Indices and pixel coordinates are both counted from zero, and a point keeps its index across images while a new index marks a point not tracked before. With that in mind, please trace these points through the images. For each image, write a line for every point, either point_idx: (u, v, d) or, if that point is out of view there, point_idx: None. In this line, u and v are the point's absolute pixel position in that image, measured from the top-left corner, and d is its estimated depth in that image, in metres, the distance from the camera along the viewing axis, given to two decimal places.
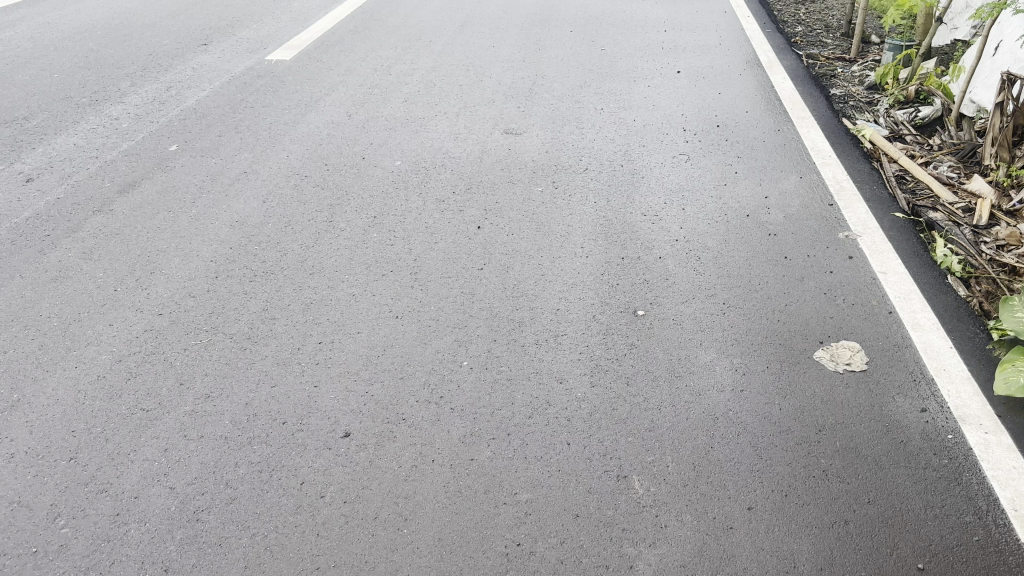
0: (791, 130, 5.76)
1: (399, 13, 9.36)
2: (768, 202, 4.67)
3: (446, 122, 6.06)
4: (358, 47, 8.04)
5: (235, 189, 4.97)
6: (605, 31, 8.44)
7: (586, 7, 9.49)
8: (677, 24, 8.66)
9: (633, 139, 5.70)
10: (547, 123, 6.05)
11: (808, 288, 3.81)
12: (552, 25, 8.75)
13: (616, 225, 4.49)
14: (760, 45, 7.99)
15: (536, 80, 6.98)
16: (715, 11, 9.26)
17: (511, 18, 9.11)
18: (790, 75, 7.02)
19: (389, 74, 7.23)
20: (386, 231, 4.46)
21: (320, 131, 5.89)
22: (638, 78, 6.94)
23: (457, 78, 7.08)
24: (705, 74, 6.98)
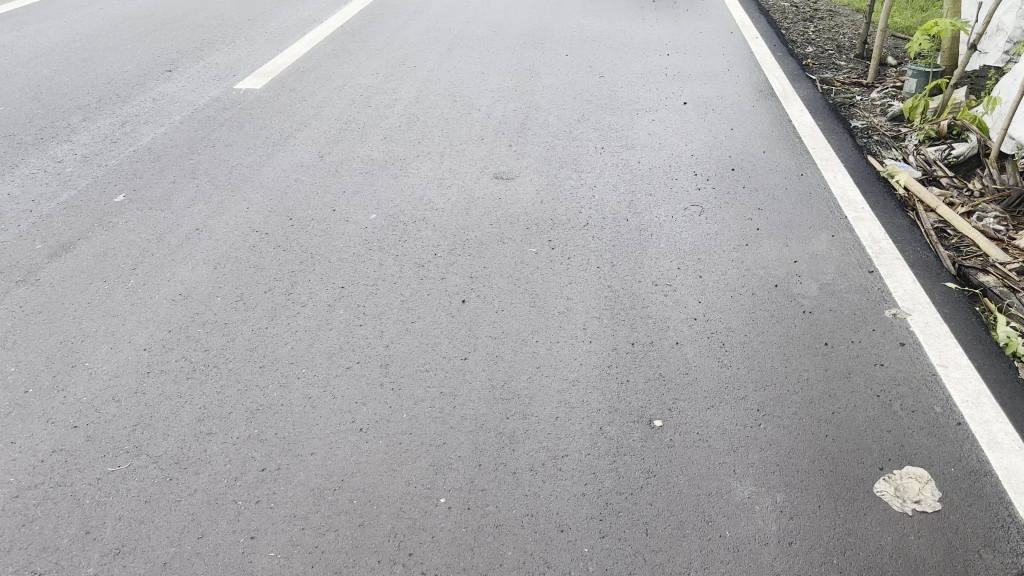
0: (816, 174, 5.14)
1: (382, 34, 8.73)
2: (797, 269, 4.04)
3: (429, 166, 5.44)
4: (336, 74, 7.42)
5: (183, 250, 4.32)
6: (603, 55, 7.83)
7: (582, 27, 8.88)
8: (681, 46, 8.04)
9: (638, 186, 5.07)
10: (541, 166, 5.43)
11: (856, 389, 3.18)
12: (546, 47, 8.14)
13: (623, 297, 3.85)
14: (772, 70, 7.37)
15: (529, 114, 6.37)
16: (720, 31, 8.64)
17: (502, 39, 8.49)
18: (808, 107, 6.40)
19: (368, 105, 6.61)
20: (354, 305, 3.83)
21: (288, 175, 5.27)
22: (641, 111, 6.33)
23: (442, 111, 6.47)
24: (714, 106, 6.37)
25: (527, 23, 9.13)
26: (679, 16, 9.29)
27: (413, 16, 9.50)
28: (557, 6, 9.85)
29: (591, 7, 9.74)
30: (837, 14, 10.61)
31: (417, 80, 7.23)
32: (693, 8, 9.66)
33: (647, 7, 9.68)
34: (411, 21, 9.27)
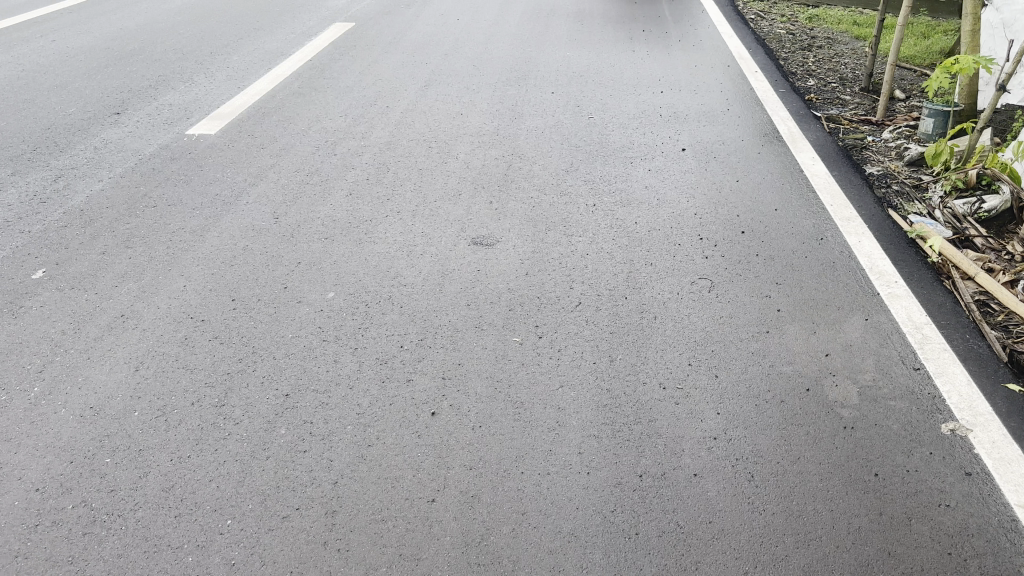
0: (838, 237, 4.53)
1: (353, 70, 8.12)
2: (829, 366, 3.42)
3: (398, 228, 4.81)
4: (300, 116, 6.79)
5: (102, 346, 3.66)
6: (591, 94, 7.24)
7: (568, 61, 8.30)
8: (675, 83, 7.46)
9: (637, 253, 4.44)
10: (525, 228, 4.80)
11: (921, 545, 2.56)
12: (530, 85, 7.55)
13: (625, 404, 3.21)
14: (776, 110, 6.78)
15: (511, 164, 5.76)
16: (716, 65, 8.06)
17: (482, 75, 7.91)
18: (820, 153, 5.80)
19: (332, 153, 5.98)
20: (300, 420, 3.16)
21: (236, 242, 4.62)
22: (635, 161, 5.74)
23: (415, 160, 5.85)
24: (717, 154, 5.77)
25: (508, 56, 8.55)
26: (670, 48, 8.72)
27: (387, 49, 8.91)
28: (540, 38, 9.28)
29: (577, 38, 9.17)
30: (836, 45, 10.10)
31: (389, 124, 6.61)
32: (684, 39, 9.10)
33: (636, 39, 9.13)
34: (385, 55, 8.68)
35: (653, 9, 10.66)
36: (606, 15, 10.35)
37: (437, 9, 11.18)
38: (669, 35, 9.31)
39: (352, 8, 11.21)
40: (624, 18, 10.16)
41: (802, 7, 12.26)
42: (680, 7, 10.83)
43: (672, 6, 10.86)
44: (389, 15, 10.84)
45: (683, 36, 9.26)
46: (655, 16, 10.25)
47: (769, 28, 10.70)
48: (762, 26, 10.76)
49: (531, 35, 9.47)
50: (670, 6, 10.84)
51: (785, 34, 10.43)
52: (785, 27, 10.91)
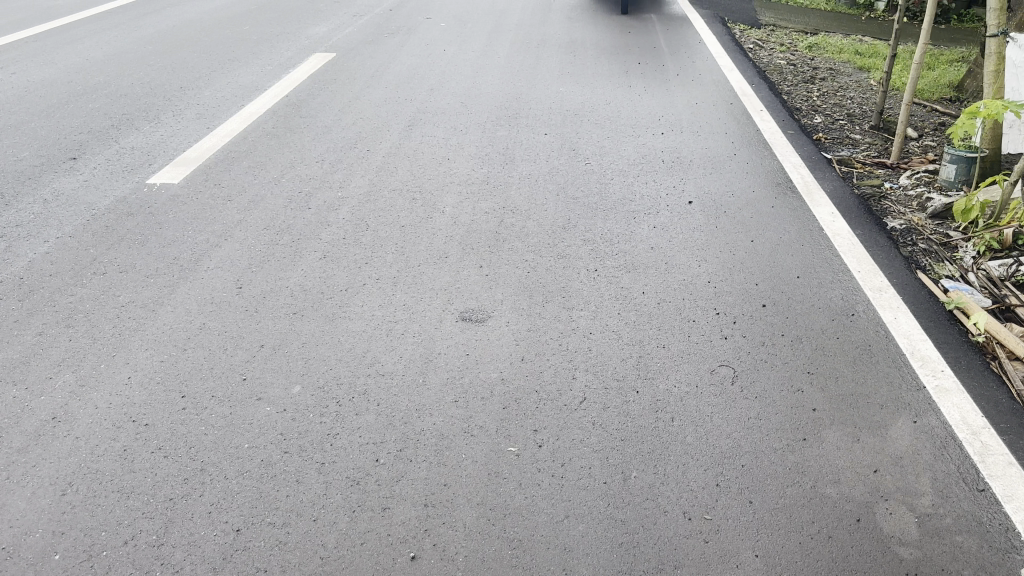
0: (871, 312, 4.04)
1: (331, 107, 7.63)
2: (879, 488, 2.93)
3: (376, 297, 4.29)
4: (273, 161, 6.28)
5: (26, 464, 3.14)
6: (586, 138, 6.77)
7: (560, 98, 7.84)
8: (675, 124, 7.00)
9: (646, 331, 3.93)
10: (519, 298, 4.29)
11: None
12: (520, 126, 7.08)
13: (642, 541, 2.70)
14: (785, 154, 6.32)
15: (502, 219, 5.27)
16: (718, 102, 7.61)
17: (468, 114, 7.43)
18: (839, 207, 5.33)
19: (305, 205, 5.46)
20: (254, 568, 2.65)
21: (192, 321, 4.10)
22: (638, 216, 5.25)
23: (397, 214, 5.34)
24: (726, 209, 5.28)
25: (496, 93, 8.08)
26: (667, 84, 8.26)
27: (369, 84, 8.42)
28: (529, 71, 8.82)
29: (570, 72, 8.72)
30: (839, 77, 9.69)
31: (369, 170, 6.11)
32: (681, 73, 8.65)
33: (631, 73, 8.67)
34: (367, 91, 8.19)
35: (647, 39, 10.22)
36: (599, 46, 9.91)
37: (422, 37, 10.71)
38: (665, 68, 8.86)
39: (334, 37, 10.73)
40: (618, 49, 9.72)
41: (800, 35, 11.88)
42: (675, 36, 10.40)
43: (667, 36, 10.43)
44: (372, 44, 10.36)
45: (680, 69, 8.81)
46: (650, 47, 9.82)
47: (768, 58, 10.29)
48: (761, 56, 10.34)
49: (519, 67, 9.02)
50: (665, 36, 10.41)
51: (786, 65, 10.01)
52: (785, 56, 10.51)
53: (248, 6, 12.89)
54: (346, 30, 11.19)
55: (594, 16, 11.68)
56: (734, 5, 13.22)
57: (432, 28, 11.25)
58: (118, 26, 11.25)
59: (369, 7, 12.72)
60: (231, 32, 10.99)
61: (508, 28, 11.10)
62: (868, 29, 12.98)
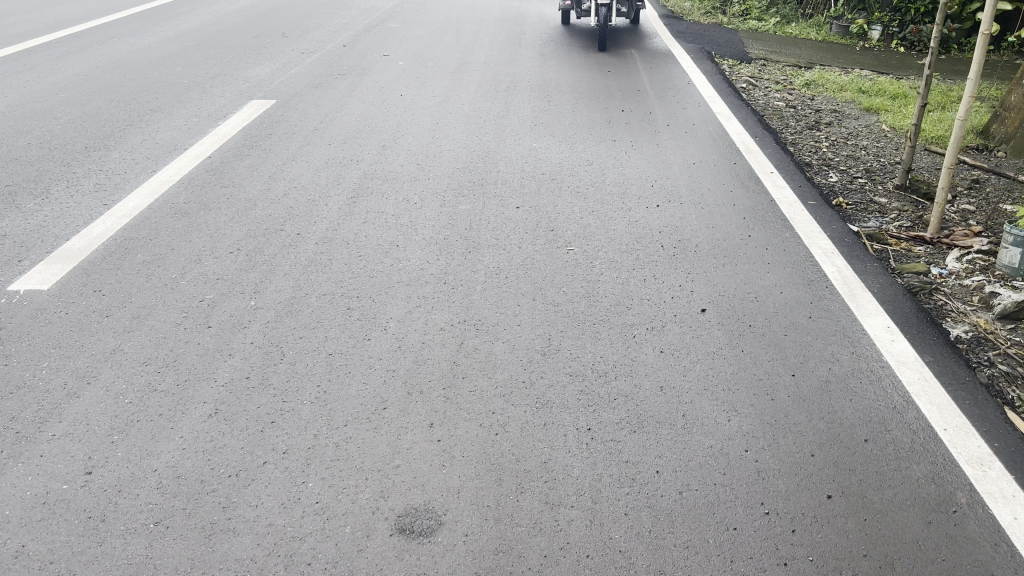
0: (979, 511, 2.89)
1: (258, 174, 6.38)
2: None
3: (282, 485, 3.04)
4: (176, 254, 5.03)
5: None
6: (565, 214, 5.59)
7: (532, 160, 6.67)
8: (671, 194, 5.83)
9: (666, 548, 2.71)
10: (483, 478, 3.04)
11: None
12: (485, 199, 5.89)
13: None
14: (811, 234, 5.15)
15: (461, 337, 4.04)
16: (719, 162, 6.45)
17: (424, 182, 6.23)
18: (894, 316, 4.18)
19: (205, 322, 4.20)
20: None
21: (6, 542, 2.82)
22: (637, 333, 4.04)
23: (325, 331, 4.10)
24: (751, 323, 4.10)
25: (457, 153, 6.90)
26: (657, 139, 7.10)
27: (307, 142, 7.19)
28: (497, 124, 7.65)
29: (543, 126, 7.55)
30: (846, 121, 8.63)
31: (297, 263, 4.87)
32: (671, 124, 7.50)
33: (613, 125, 7.52)
34: (306, 150, 6.96)
35: (629, 81, 9.09)
36: (575, 90, 8.76)
37: (376, 80, 9.52)
38: (653, 117, 7.71)
39: (275, 81, 9.51)
40: (596, 94, 8.58)
41: (794, 70, 10.82)
42: (660, 77, 9.28)
43: (650, 76, 9.31)
44: (318, 88, 9.15)
45: (670, 118, 7.66)
46: (633, 91, 8.69)
47: (764, 99, 9.20)
48: (755, 97, 9.26)
49: (486, 118, 7.85)
50: (649, 76, 9.29)
51: (785, 108, 8.94)
52: (783, 97, 9.44)
53: (183, 43, 11.63)
54: (291, 71, 9.97)
55: (568, 53, 10.55)
56: (719, 37, 12.17)
57: (388, 68, 10.05)
58: (31, 68, 9.94)
59: (319, 44, 11.50)
60: (158, 75, 9.73)
61: (472, 68, 9.94)
62: (865, 61, 11.99)
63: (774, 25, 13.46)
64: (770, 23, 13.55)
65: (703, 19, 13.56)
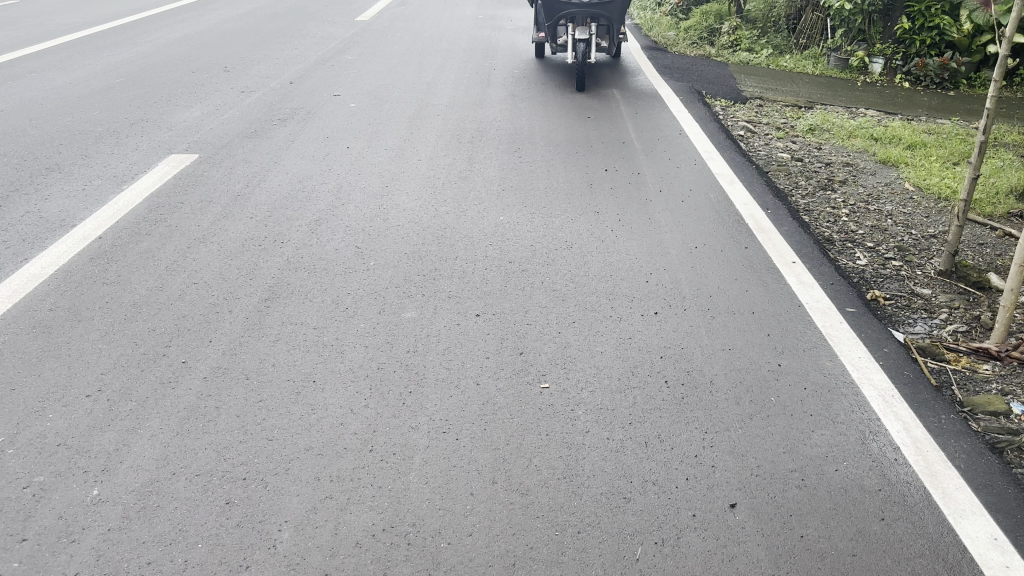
0: None
1: (154, 265, 5.12)
2: None
3: None
4: (14, 399, 3.75)
5: None
6: (536, 324, 4.36)
7: (497, 241, 5.46)
8: (671, 295, 4.62)
9: None
10: None
11: None
12: (436, 299, 4.66)
13: None
14: (859, 361, 3.96)
15: (387, 559, 2.79)
16: (728, 246, 5.25)
17: (360, 274, 4.98)
18: (1000, 512, 2.99)
19: (19, 534, 2.95)
20: None
21: None
22: (641, 551, 2.80)
23: (190, 551, 2.85)
24: (801, 534, 2.88)
25: (406, 230, 5.67)
26: (649, 212, 5.90)
27: (223, 214, 5.93)
28: (456, 189, 6.44)
29: (512, 192, 6.34)
30: (862, 178, 7.51)
31: (173, 416, 3.62)
32: (664, 190, 6.31)
33: (595, 192, 6.32)
34: (221, 226, 5.69)
35: (612, 131, 7.91)
36: (550, 143, 7.57)
37: (322, 125, 8.28)
38: (641, 181, 6.52)
39: (204, 128, 8.24)
40: (574, 149, 7.38)
41: (794, 112, 9.73)
42: (647, 126, 8.10)
43: (636, 125, 8.13)
44: (252, 138, 7.89)
45: (662, 183, 6.47)
46: (617, 144, 7.50)
47: (766, 150, 8.07)
48: (756, 148, 8.12)
49: (444, 181, 6.62)
50: (634, 125, 8.12)
51: (792, 161, 7.81)
52: (787, 146, 8.32)
53: (108, 79, 10.32)
54: (224, 115, 8.71)
55: (541, 96, 9.38)
56: (709, 73, 11.08)
57: (337, 111, 8.80)
58: None
59: (262, 81, 10.25)
60: (69, 120, 8.42)
61: (432, 112, 8.73)
62: (869, 99, 10.92)
63: (767, 58, 12.45)
64: (762, 55, 12.49)
65: (689, 50, 12.51)
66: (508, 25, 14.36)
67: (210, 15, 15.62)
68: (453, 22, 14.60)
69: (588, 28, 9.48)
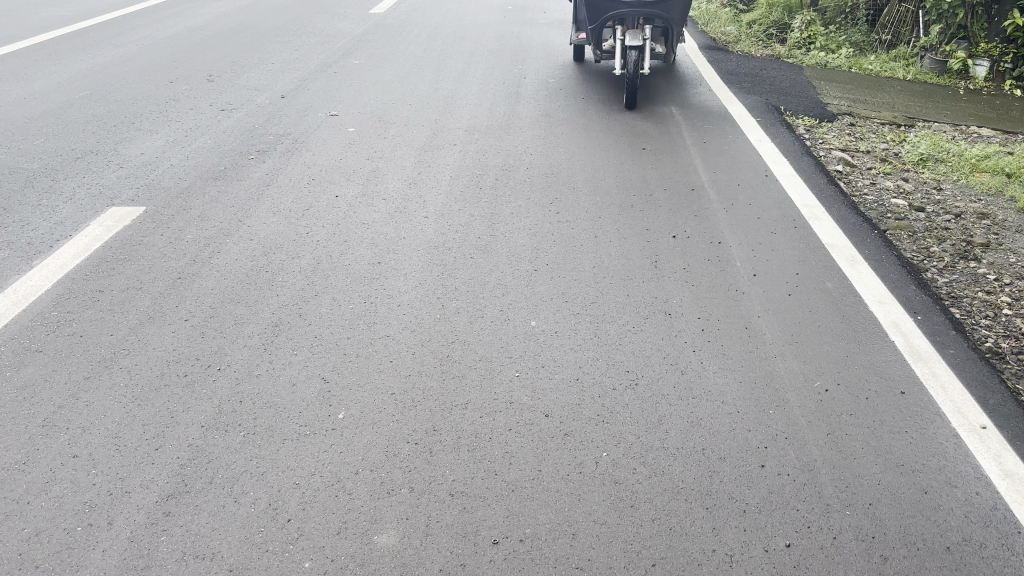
0: None
1: (24, 417, 3.50)
2: None
3: None
4: None
5: None
6: (593, 562, 2.68)
7: (528, 367, 3.77)
8: (804, 498, 2.94)
9: None
10: None
11: None
12: (433, 492, 2.99)
13: None
14: None
15: None
16: (873, 393, 3.54)
17: (321, 434, 3.33)
18: None
19: None
20: None
21: None
22: None
23: None
24: None
25: (399, 343, 4.00)
26: (744, 315, 4.17)
27: (150, 316, 4.31)
28: (472, 270, 4.75)
29: (549, 276, 4.65)
30: (1010, 240, 5.71)
31: None
32: (760, 274, 4.58)
33: (664, 276, 4.60)
34: (141, 340, 4.08)
35: (676, 173, 6.18)
36: (598, 193, 5.84)
37: (310, 160, 6.66)
38: (726, 257, 4.80)
39: (164, 163, 6.66)
40: (629, 203, 5.66)
41: (895, 138, 7.92)
42: (721, 163, 6.35)
43: (705, 162, 6.38)
44: (218, 180, 6.26)
45: (755, 261, 4.74)
46: (686, 194, 5.77)
47: (876, 198, 6.31)
48: (861, 194, 6.35)
49: (458, 256, 4.95)
50: (704, 163, 6.36)
51: (912, 215, 6.05)
52: (900, 192, 6.54)
53: (68, 93, 8.75)
54: (194, 144, 7.11)
55: (582, 117, 7.64)
56: (784, 81, 9.25)
57: (332, 139, 7.18)
58: None
59: (249, 94, 8.62)
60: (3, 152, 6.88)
61: (448, 142, 7.05)
62: (978, 112, 9.04)
63: (848, 59, 10.57)
64: (842, 56, 10.61)
65: (755, 50, 10.69)
66: (541, 18, 12.58)
67: (209, 8, 14.03)
68: (478, 15, 12.88)
69: (641, 33, 7.69)
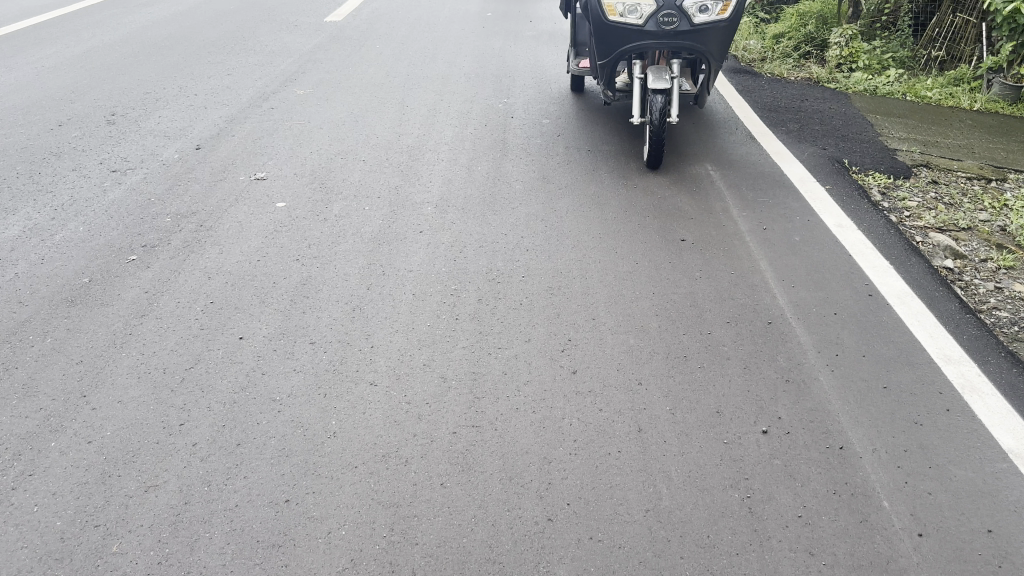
0: None
1: None
2: None
3: None
4: None
5: None
6: None
7: None
8: None
9: None
10: None
11: None
12: None
13: None
14: None
15: None
16: None
17: None
18: None
19: None
20: None
21: None
22: None
23: None
24: None
25: None
26: None
27: None
28: (443, 515, 2.85)
29: (572, 533, 2.75)
30: None
31: None
32: (930, 533, 2.75)
33: (769, 534, 2.74)
34: None
35: (738, 289, 4.30)
36: (631, 330, 3.95)
37: (215, 263, 4.71)
38: (859, 487, 2.95)
39: (7, 270, 4.69)
40: (681, 351, 3.78)
41: (993, 202, 6.06)
42: (798, 268, 4.49)
43: (775, 268, 4.50)
44: (75, 304, 4.31)
45: (911, 498, 2.90)
46: (762, 333, 3.89)
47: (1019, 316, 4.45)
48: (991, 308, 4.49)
49: (418, 474, 3.04)
50: (773, 270, 4.48)
51: None
52: None
53: None
54: (59, 232, 5.14)
55: (590, 182, 5.74)
56: (835, 118, 7.40)
57: (252, 222, 5.25)
58: None
59: (155, 145, 6.65)
60: None
61: (411, 228, 5.14)
62: None
63: (900, 83, 8.73)
64: (892, 80, 8.77)
65: (789, 74, 8.85)
66: (527, 28, 10.63)
67: (136, 15, 11.94)
68: (452, 24, 10.94)
69: (667, 70, 5.80)
